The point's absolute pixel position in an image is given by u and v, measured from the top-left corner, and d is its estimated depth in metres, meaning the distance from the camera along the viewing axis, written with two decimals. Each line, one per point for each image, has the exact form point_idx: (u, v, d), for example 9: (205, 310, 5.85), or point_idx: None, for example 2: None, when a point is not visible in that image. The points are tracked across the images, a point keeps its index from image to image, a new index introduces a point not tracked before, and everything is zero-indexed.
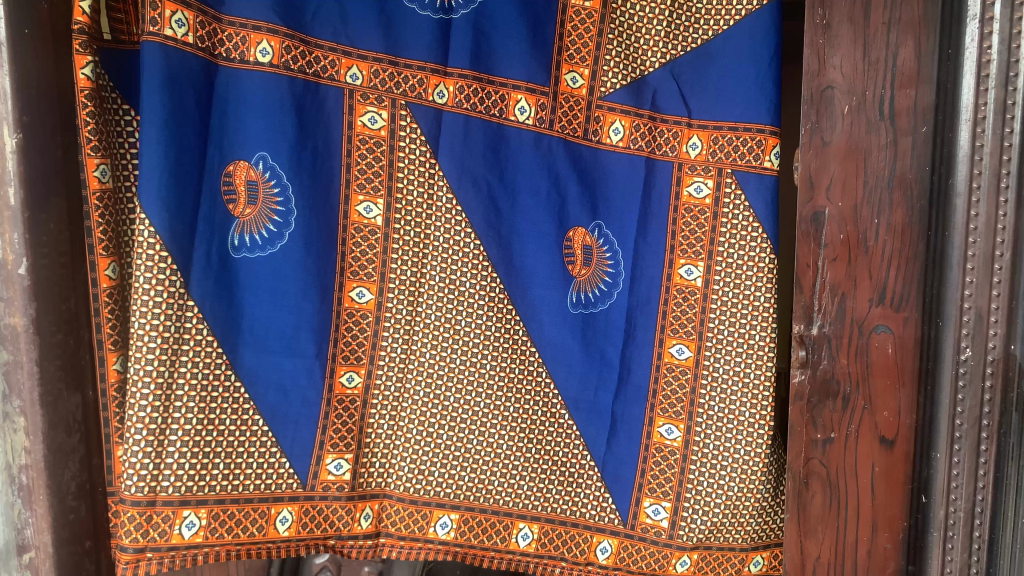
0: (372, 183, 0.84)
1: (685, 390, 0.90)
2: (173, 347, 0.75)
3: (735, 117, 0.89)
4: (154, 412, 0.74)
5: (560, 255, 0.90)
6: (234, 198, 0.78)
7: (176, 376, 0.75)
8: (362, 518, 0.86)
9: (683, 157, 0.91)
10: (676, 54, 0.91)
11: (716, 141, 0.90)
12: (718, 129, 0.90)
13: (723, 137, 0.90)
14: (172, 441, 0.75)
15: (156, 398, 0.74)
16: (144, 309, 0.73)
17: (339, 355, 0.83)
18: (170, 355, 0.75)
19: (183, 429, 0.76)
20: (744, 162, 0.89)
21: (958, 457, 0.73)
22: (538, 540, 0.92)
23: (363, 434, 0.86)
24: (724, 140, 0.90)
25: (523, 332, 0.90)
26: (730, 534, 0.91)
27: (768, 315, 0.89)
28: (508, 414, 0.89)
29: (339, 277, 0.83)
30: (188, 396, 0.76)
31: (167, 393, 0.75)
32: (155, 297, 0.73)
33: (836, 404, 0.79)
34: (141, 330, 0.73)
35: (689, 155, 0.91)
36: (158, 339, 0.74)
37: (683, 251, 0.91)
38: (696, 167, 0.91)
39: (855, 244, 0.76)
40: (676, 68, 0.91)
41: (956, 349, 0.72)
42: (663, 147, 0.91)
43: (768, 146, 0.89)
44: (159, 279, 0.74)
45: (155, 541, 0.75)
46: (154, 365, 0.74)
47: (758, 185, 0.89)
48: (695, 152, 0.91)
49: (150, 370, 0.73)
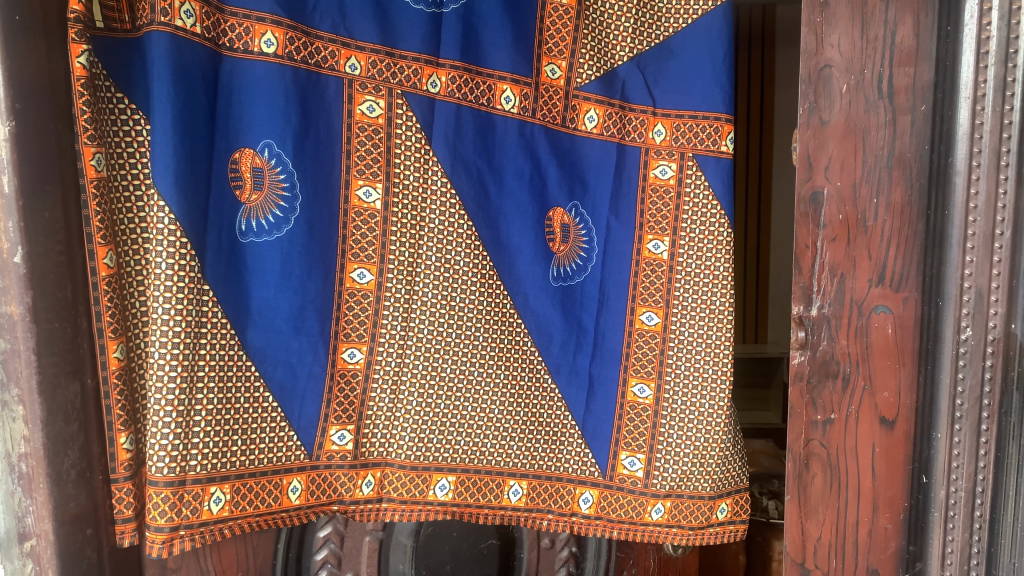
0: (371, 169, 0.84)
1: (655, 352, 0.92)
2: (194, 330, 0.75)
3: (695, 105, 0.92)
4: (180, 394, 0.74)
5: (543, 232, 0.91)
6: (240, 185, 0.78)
7: (198, 358, 0.75)
8: (365, 484, 0.87)
9: (649, 143, 0.93)
10: (642, 49, 0.93)
11: (678, 128, 0.92)
12: (680, 117, 0.92)
13: (685, 125, 0.92)
14: (198, 421, 0.76)
15: (183, 379, 0.74)
16: (167, 294, 0.73)
17: (341, 332, 0.84)
18: (192, 338, 0.75)
19: (206, 410, 0.77)
20: (704, 147, 0.92)
21: (959, 438, 0.72)
22: (527, 495, 0.93)
23: (364, 407, 0.86)
24: (685, 127, 0.92)
25: (510, 307, 0.91)
26: (699, 483, 0.93)
27: (727, 280, 0.91)
28: (499, 381, 0.90)
29: (340, 258, 0.83)
30: (209, 377, 0.76)
31: (191, 375, 0.75)
32: (177, 283, 0.73)
33: (836, 385, 0.78)
34: (165, 315, 0.73)
35: (654, 140, 0.93)
36: (181, 322, 0.74)
37: (651, 228, 0.92)
38: (661, 151, 0.92)
39: (854, 224, 0.76)
40: (641, 61, 0.93)
41: (956, 329, 0.71)
42: (632, 133, 0.93)
43: (725, 132, 0.91)
44: (179, 265, 0.74)
45: (187, 518, 0.76)
46: (178, 349, 0.74)
47: (717, 168, 0.91)
48: (660, 138, 0.93)
49: (177, 352, 0.73)
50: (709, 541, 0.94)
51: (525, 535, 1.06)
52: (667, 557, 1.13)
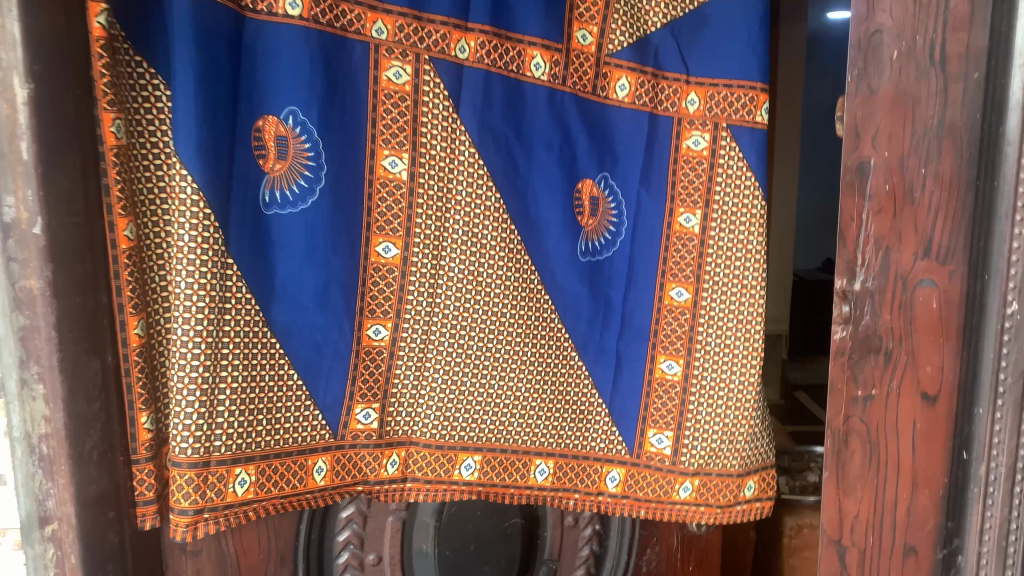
0: (396, 138, 0.80)
1: (684, 328, 0.91)
2: (219, 305, 0.72)
3: (730, 74, 0.90)
4: (205, 372, 0.71)
5: (571, 206, 0.89)
6: (263, 153, 0.74)
7: (222, 335, 0.72)
8: (389, 464, 0.85)
9: (682, 113, 0.91)
10: (675, 15, 0.91)
11: (712, 97, 0.90)
12: (714, 86, 0.90)
13: (719, 93, 0.90)
14: (223, 400, 0.73)
15: (207, 357, 0.71)
16: (190, 267, 0.69)
17: (365, 309, 0.81)
18: (216, 314, 0.72)
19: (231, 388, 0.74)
20: (739, 117, 0.90)
21: (1001, 414, 0.71)
22: (553, 475, 0.91)
23: (389, 385, 0.84)
24: (719, 96, 0.90)
25: (537, 282, 0.88)
26: (728, 460, 0.93)
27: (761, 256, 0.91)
28: (526, 359, 0.88)
29: (365, 231, 0.80)
30: (234, 353, 0.74)
31: (216, 352, 0.72)
32: (202, 256, 0.70)
33: (878, 361, 0.76)
34: (188, 291, 0.69)
35: (687, 110, 0.91)
36: (205, 299, 0.70)
37: (682, 201, 0.91)
38: (695, 121, 0.90)
39: (901, 195, 0.74)
40: (675, 29, 0.91)
41: (1002, 303, 0.70)
42: (664, 103, 0.90)
43: (760, 102, 0.90)
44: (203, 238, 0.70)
45: (212, 501, 0.73)
46: (202, 325, 0.70)
47: (751, 139, 0.91)
48: (693, 108, 0.90)
49: (201, 329, 0.70)
50: (735, 519, 0.95)
51: (549, 514, 1.04)
52: (691, 535, 1.13)
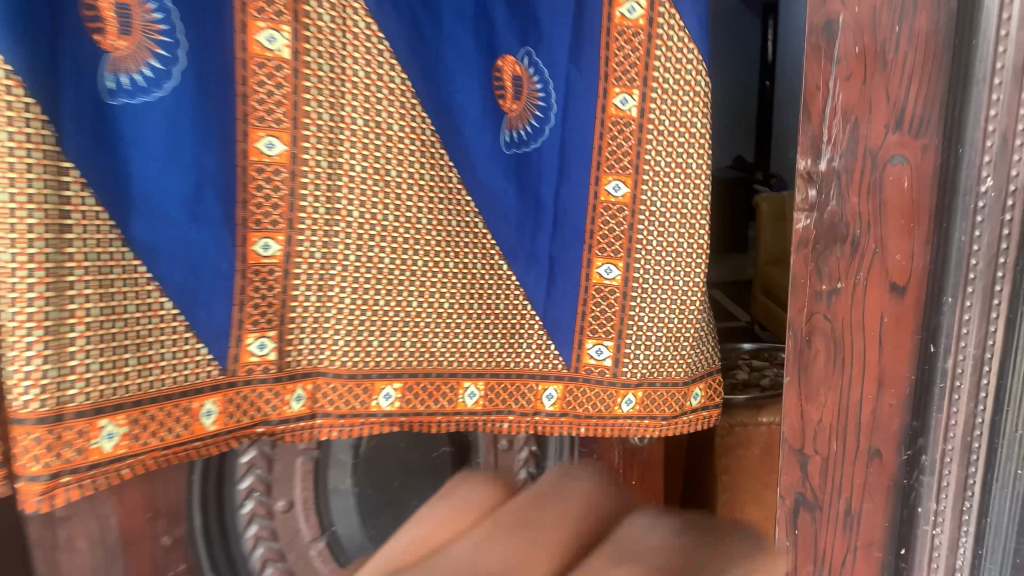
0: (273, 6, 0.65)
1: (623, 228, 0.80)
2: (58, 223, 0.57)
3: None
4: (47, 306, 0.56)
5: (491, 87, 0.76)
6: (100, 28, 0.57)
7: (65, 259, 0.57)
8: (294, 401, 0.73)
9: None
10: None
11: None
12: None
13: None
14: (73, 340, 0.58)
15: (47, 289, 0.56)
16: (9, 176, 0.54)
17: (249, 220, 0.67)
18: (56, 235, 0.57)
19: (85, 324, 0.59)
20: None
21: (971, 302, 0.64)
22: (484, 398, 0.82)
23: (287, 309, 0.71)
24: None
25: (456, 180, 0.77)
26: (673, 369, 0.84)
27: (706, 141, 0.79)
28: (447, 271, 0.78)
29: (241, 125, 0.65)
30: (84, 282, 0.59)
31: (59, 281, 0.57)
32: (27, 159, 0.54)
33: (844, 251, 0.68)
34: (10, 203, 0.54)
35: None
36: (38, 216, 0.55)
37: (618, 80, 0.77)
38: None
39: (872, 59, 0.64)
40: None
41: (976, 179, 0.62)
42: None
43: None
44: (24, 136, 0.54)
45: (71, 463, 0.59)
46: (37, 249, 0.55)
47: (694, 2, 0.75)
48: None
49: (37, 249, 0.55)
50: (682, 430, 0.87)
51: (480, 438, 0.90)
52: (634, 447, 0.99)
